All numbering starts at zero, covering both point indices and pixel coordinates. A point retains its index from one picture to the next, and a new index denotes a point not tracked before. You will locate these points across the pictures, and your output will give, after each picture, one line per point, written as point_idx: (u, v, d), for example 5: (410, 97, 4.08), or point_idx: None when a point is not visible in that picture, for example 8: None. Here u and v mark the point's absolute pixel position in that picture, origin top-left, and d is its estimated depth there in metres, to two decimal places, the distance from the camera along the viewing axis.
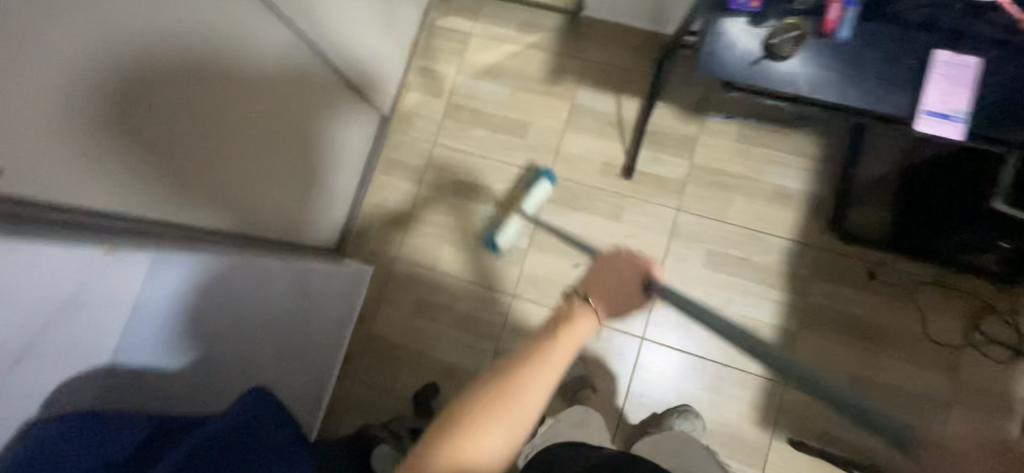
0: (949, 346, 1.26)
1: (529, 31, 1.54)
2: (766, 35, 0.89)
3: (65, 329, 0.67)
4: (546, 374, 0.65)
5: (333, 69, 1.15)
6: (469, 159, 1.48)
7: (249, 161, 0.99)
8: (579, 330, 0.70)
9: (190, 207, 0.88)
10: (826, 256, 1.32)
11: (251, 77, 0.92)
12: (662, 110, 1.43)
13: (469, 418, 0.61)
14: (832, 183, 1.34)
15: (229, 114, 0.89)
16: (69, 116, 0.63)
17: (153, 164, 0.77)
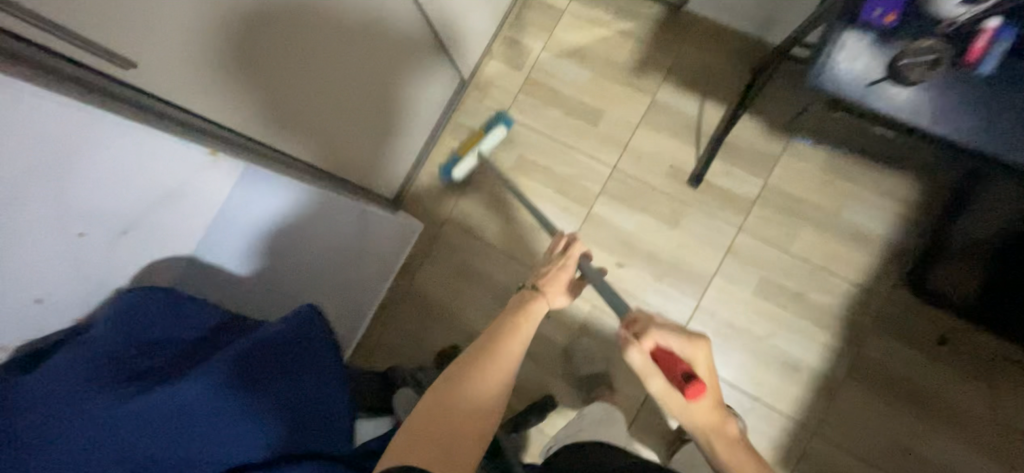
0: (1007, 435, 1.16)
1: (624, 17, 1.49)
2: (891, 55, 0.77)
3: (166, 213, 0.80)
4: (509, 347, 0.75)
5: (430, 28, 1.18)
6: (537, 137, 1.49)
7: (347, 106, 1.04)
8: (534, 313, 0.83)
9: (290, 139, 0.95)
10: (894, 311, 1.22)
11: (362, 25, 0.96)
12: (748, 122, 1.35)
13: (460, 376, 0.71)
14: (921, 236, 1.22)
15: (338, 59, 0.94)
16: (206, 35, 0.70)
17: (265, 92, 0.83)
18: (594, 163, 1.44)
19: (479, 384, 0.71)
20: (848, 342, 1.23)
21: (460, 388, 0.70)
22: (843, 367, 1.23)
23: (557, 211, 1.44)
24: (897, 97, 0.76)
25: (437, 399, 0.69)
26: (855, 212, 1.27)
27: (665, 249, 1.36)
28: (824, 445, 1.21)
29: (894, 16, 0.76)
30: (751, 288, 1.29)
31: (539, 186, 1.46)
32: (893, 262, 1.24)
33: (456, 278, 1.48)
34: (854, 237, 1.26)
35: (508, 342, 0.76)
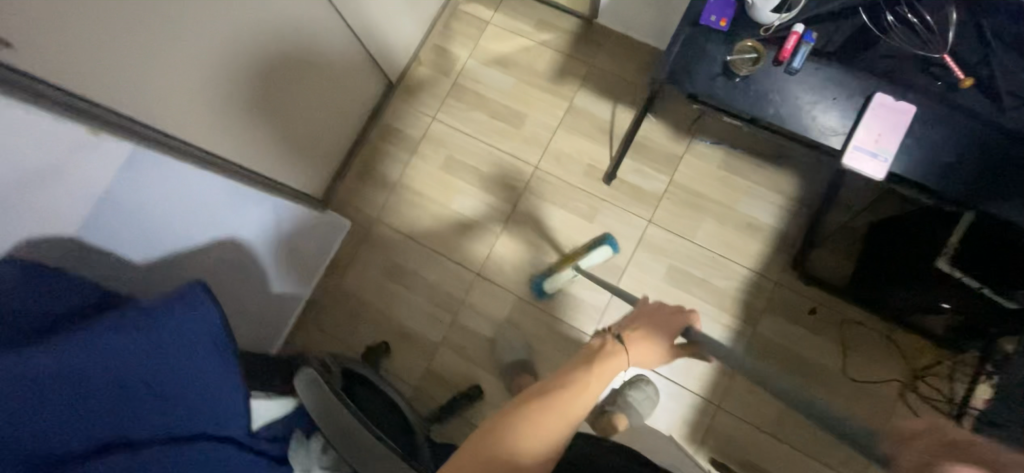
0: (881, 396, 1.27)
1: (544, 29, 1.60)
2: (724, 52, 0.93)
3: (41, 195, 0.74)
4: (593, 386, 0.72)
5: (365, 56, 1.39)
6: (464, 139, 1.56)
7: (306, 129, 1.27)
8: (608, 367, 0.74)
9: (271, 161, 1.18)
10: (783, 292, 1.35)
11: (316, 63, 1.21)
12: (654, 125, 1.48)
13: (526, 417, 0.65)
14: (802, 224, 1.37)
15: (296, 89, 1.18)
16: (203, 78, 0.94)
17: (247, 120, 1.07)
18: (517, 163, 1.52)
19: (564, 425, 0.66)
20: (745, 322, 1.35)
21: (545, 421, 0.65)
22: (742, 345, 1.34)
23: (483, 209, 1.50)
24: (731, 90, 0.92)
25: (527, 430, 0.63)
26: (748, 205, 1.41)
27: (583, 241, 1.44)
28: (729, 418, 1.30)
29: (726, 21, 0.93)
30: (661, 276, 1.39)
31: (466, 186, 1.53)
32: (780, 248, 1.38)
33: (384, 276, 1.49)
34: (748, 227, 1.40)
35: (586, 384, 0.71)
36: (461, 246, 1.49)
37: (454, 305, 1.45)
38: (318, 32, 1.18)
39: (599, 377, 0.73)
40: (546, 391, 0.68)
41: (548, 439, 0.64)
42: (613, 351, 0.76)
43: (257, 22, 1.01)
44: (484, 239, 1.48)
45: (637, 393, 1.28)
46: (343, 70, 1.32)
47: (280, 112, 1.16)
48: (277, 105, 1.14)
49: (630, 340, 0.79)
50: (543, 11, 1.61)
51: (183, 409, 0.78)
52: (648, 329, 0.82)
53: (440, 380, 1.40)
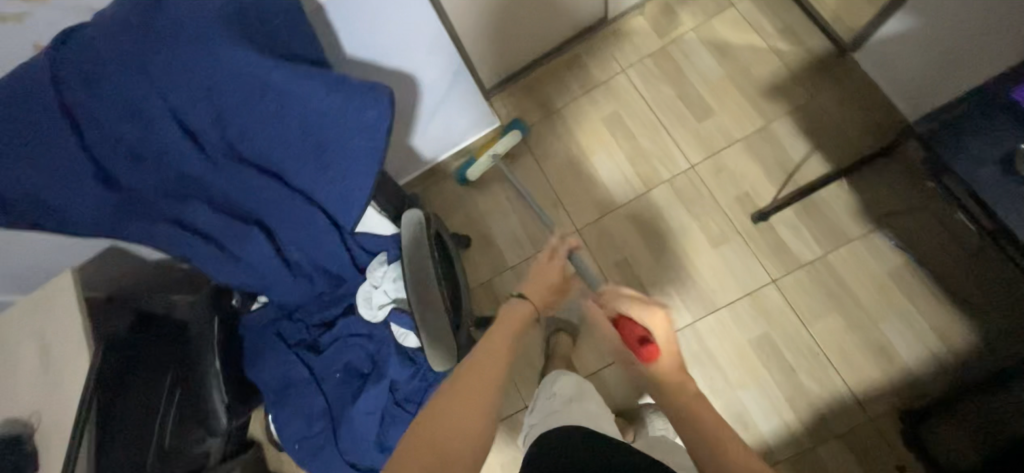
0: None
1: (787, 38, 1.43)
2: (1017, 139, 0.77)
3: None
4: (501, 334, 0.73)
5: None
6: (639, 103, 1.50)
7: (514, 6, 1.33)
8: (511, 315, 0.79)
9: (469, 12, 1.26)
10: (872, 433, 1.17)
11: None
12: (842, 192, 1.30)
13: (445, 409, 0.61)
14: (943, 382, 1.15)
15: None
16: None
17: None
18: (675, 152, 1.44)
19: (495, 376, 0.66)
20: (809, 432, 1.19)
21: (475, 377, 0.64)
22: (790, 450, 1.19)
23: (617, 177, 1.47)
24: (995, 183, 0.76)
25: (460, 387, 0.63)
26: (893, 328, 1.20)
27: (693, 259, 1.35)
28: None
29: None
30: (748, 336, 1.27)
31: (615, 147, 1.49)
32: (898, 391, 1.18)
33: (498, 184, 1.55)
34: (877, 348, 1.20)
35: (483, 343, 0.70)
36: (577, 197, 1.48)
37: (541, 243, 1.47)
38: None
39: (506, 327, 0.75)
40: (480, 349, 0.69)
41: (484, 393, 0.63)
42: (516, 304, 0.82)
43: None
44: (602, 202, 1.46)
45: (657, 421, 1.24)
46: None
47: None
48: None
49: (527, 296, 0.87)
50: (797, 19, 1.44)
51: (337, 180, 0.88)
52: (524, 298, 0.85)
53: (493, 296, 1.47)
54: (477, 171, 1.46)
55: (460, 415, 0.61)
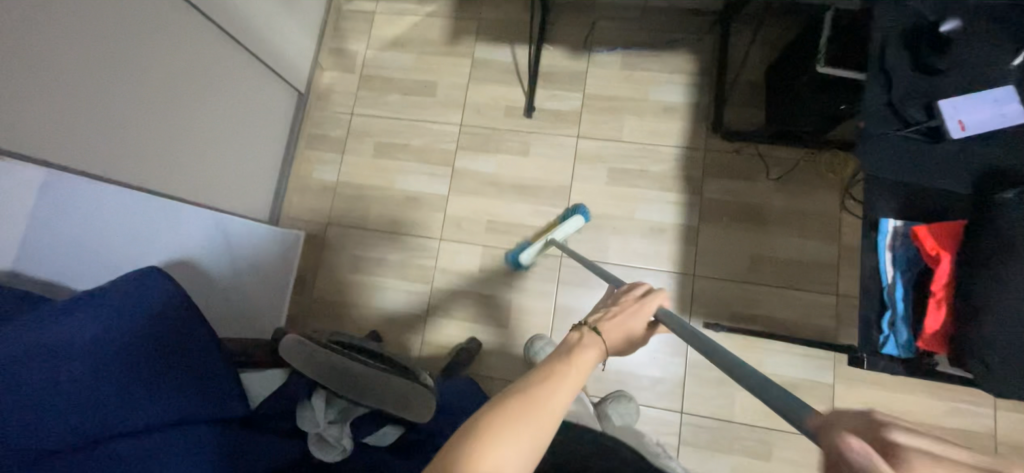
0: (829, 213, 1.38)
1: (428, 2, 1.68)
2: None
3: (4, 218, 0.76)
4: (579, 377, 0.60)
5: (269, 68, 1.45)
6: (386, 124, 1.62)
7: (217, 142, 1.27)
8: (583, 360, 0.63)
9: (181, 182, 1.16)
10: (713, 155, 1.45)
11: (213, 71, 1.21)
12: (552, 53, 1.57)
13: (472, 455, 0.49)
14: (709, 91, 1.48)
15: (192, 98, 1.16)
16: (96, 101, 0.91)
17: (148, 142, 1.04)
18: (442, 128, 1.59)
19: (557, 406, 0.56)
20: (689, 192, 1.44)
21: (545, 406, 0.55)
22: (694, 213, 1.43)
23: (426, 181, 1.57)
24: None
25: (502, 431, 0.51)
26: (658, 91, 1.51)
27: (526, 176, 1.53)
28: (706, 281, 1.39)
29: None
30: (602, 180, 1.48)
31: (404, 164, 1.59)
32: (699, 120, 1.48)
33: (354, 273, 1.54)
34: (664, 111, 1.49)
35: (551, 377, 0.59)
36: (416, 220, 1.55)
37: (429, 273, 1.51)
38: (209, 43, 1.19)
39: (580, 366, 0.62)
40: (548, 375, 0.59)
41: (540, 425, 0.53)
42: (588, 343, 0.66)
43: (145, 38, 1.00)
44: (435, 205, 1.55)
45: (623, 406, 1.29)
46: (241, 74, 1.32)
47: (211, 135, 1.25)
48: (208, 128, 1.23)
49: (604, 328, 0.69)
50: None
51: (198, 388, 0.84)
52: (619, 316, 0.72)
53: (439, 345, 1.46)
54: (529, 253, 1.42)
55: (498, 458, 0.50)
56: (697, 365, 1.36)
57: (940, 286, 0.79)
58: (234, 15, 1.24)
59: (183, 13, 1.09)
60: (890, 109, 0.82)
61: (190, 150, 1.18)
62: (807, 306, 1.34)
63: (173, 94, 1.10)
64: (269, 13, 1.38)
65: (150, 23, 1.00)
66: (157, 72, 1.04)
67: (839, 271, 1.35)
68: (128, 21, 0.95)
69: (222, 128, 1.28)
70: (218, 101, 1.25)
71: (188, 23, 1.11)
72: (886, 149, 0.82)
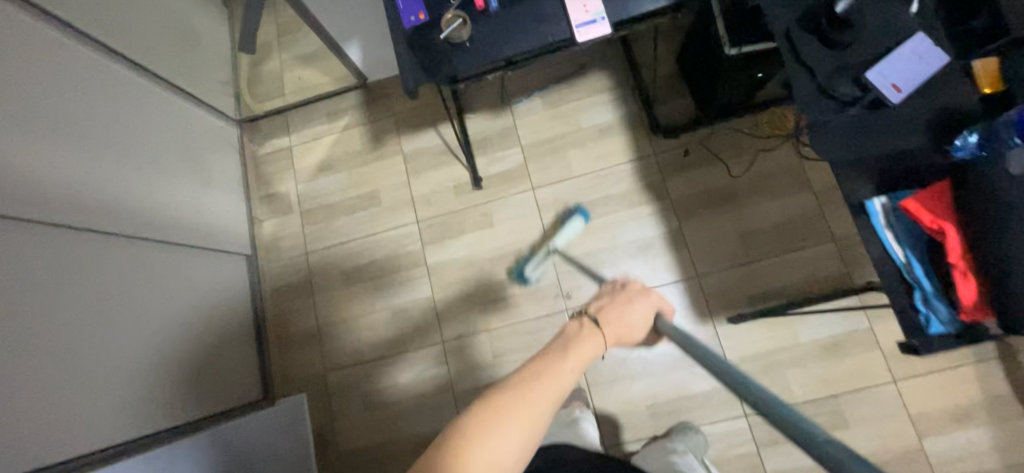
0: (792, 168, 1.39)
1: (338, 117, 1.65)
2: None
3: None
4: (577, 363, 0.64)
5: (208, 249, 1.38)
6: (344, 249, 1.56)
7: (183, 353, 1.19)
8: (585, 347, 0.67)
9: (155, 418, 1.07)
10: (664, 156, 1.45)
11: (152, 287, 1.14)
12: (476, 120, 1.56)
13: (484, 422, 0.56)
14: (635, 99, 1.49)
15: (139, 327, 1.08)
16: (43, 388, 0.83)
17: (108, 398, 0.96)
18: (401, 231, 1.55)
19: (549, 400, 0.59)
20: (659, 199, 1.43)
21: (533, 406, 0.58)
22: (671, 217, 1.41)
23: (405, 289, 1.51)
24: (464, 59, 0.86)
25: (514, 401, 0.57)
26: (589, 117, 1.51)
27: (499, 245, 1.49)
28: (711, 277, 1.37)
29: (423, 12, 0.87)
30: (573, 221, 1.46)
31: (377, 281, 1.53)
32: (637, 129, 1.48)
33: (371, 411, 1.45)
34: (602, 132, 1.49)
35: (559, 356, 0.64)
36: (412, 331, 1.48)
37: (445, 381, 1.43)
38: (136, 262, 1.12)
39: (580, 352, 0.66)
40: (549, 353, 0.64)
41: (539, 407, 0.58)
42: (587, 336, 0.68)
43: (68, 296, 0.93)
44: (425, 310, 1.49)
45: (687, 438, 1.24)
46: (184, 274, 1.26)
47: (170, 344, 1.16)
48: (164, 340, 1.14)
49: (603, 318, 0.71)
50: (325, 106, 1.66)
51: None
52: (621, 307, 0.74)
53: None
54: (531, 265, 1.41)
55: (506, 427, 0.56)
56: (739, 362, 1.32)
57: (958, 256, 0.74)
58: (147, 218, 1.17)
59: (95, 243, 1.02)
60: (821, 94, 0.79)
61: (152, 373, 1.09)
62: (813, 262, 1.33)
63: (115, 328, 1.01)
64: (185, 195, 1.31)
65: (68, 279, 0.94)
66: (87, 315, 0.96)
67: (826, 217, 1.35)
68: (47, 289, 0.89)
69: (178, 332, 1.19)
70: (163, 307, 1.16)
71: (104, 249, 1.04)
72: (837, 135, 0.78)
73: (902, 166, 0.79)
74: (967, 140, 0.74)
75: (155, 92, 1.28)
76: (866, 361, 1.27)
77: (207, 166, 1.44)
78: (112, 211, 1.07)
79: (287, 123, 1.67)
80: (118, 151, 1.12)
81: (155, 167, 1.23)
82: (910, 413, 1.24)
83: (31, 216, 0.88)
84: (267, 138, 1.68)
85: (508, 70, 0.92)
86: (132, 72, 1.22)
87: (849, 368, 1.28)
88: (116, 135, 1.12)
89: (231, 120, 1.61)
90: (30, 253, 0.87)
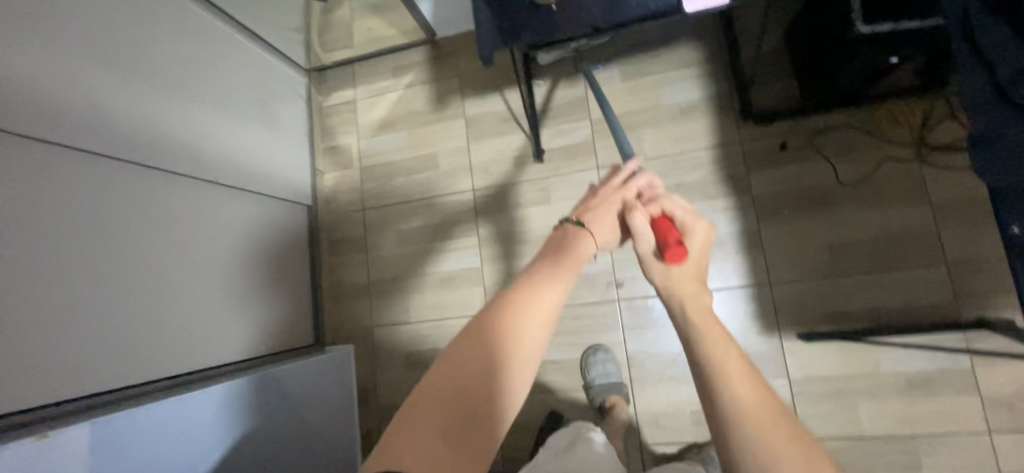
0: (909, 174, 1.19)
1: (404, 72, 1.60)
2: None
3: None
4: (576, 267, 0.65)
5: (272, 196, 1.43)
6: (398, 209, 1.57)
7: (243, 295, 1.26)
8: (580, 249, 0.68)
9: (215, 351, 1.16)
10: (752, 145, 1.29)
11: (217, 229, 1.20)
12: (545, 86, 1.46)
13: (495, 324, 0.56)
14: (728, 76, 1.32)
15: (204, 266, 1.14)
16: (107, 322, 0.92)
17: (172, 332, 1.05)
18: (456, 198, 1.52)
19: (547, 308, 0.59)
20: (738, 193, 1.28)
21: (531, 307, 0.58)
22: (750, 215, 1.27)
23: (455, 256, 1.50)
24: (546, 25, 0.77)
25: (518, 299, 0.59)
26: (671, 93, 1.36)
27: (555, 223, 1.42)
28: (787, 286, 1.23)
29: None
30: None
31: (428, 245, 1.53)
32: (725, 111, 1.32)
33: (412, 370, 1.49)
34: (684, 112, 1.34)
35: (555, 264, 0.64)
36: (458, 300, 1.48)
37: None
38: (204, 205, 1.17)
39: (576, 253, 0.67)
40: (546, 262, 0.65)
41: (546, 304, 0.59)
42: (576, 236, 0.69)
43: (137, 235, 0.99)
44: (472, 280, 1.48)
45: None
46: (248, 220, 1.31)
47: (232, 284, 1.22)
48: (226, 280, 1.21)
49: (589, 218, 0.72)
50: (392, 60, 1.62)
51: None
52: (602, 205, 0.75)
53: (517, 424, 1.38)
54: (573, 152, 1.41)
55: (517, 325, 0.56)
56: (805, 383, 1.20)
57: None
58: (218, 162, 1.21)
59: (163, 183, 1.07)
60: (1002, 99, 0.63)
61: (214, 308, 1.16)
62: (914, 286, 1.16)
63: (179, 266, 1.08)
64: (254, 141, 1.35)
65: (139, 219, 1.00)
66: (151, 251, 1.02)
67: (941, 236, 1.16)
68: (116, 228, 0.95)
69: (239, 273, 1.25)
70: (226, 249, 1.22)
71: (172, 189, 1.09)
72: (1013, 152, 0.63)
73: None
74: None
75: (231, 36, 1.29)
76: (960, 404, 1.12)
77: (275, 114, 1.46)
78: (183, 153, 1.11)
79: (354, 75, 1.65)
80: (193, 95, 1.15)
81: (228, 113, 1.26)
82: (1004, 469, 1.09)
83: (102, 152, 0.94)
84: (333, 90, 1.67)
85: (592, 39, 0.80)
86: (211, 14, 1.23)
87: (936, 409, 1.13)
88: (190, 78, 1.14)
89: (300, 69, 1.62)
90: (91, 191, 0.92)
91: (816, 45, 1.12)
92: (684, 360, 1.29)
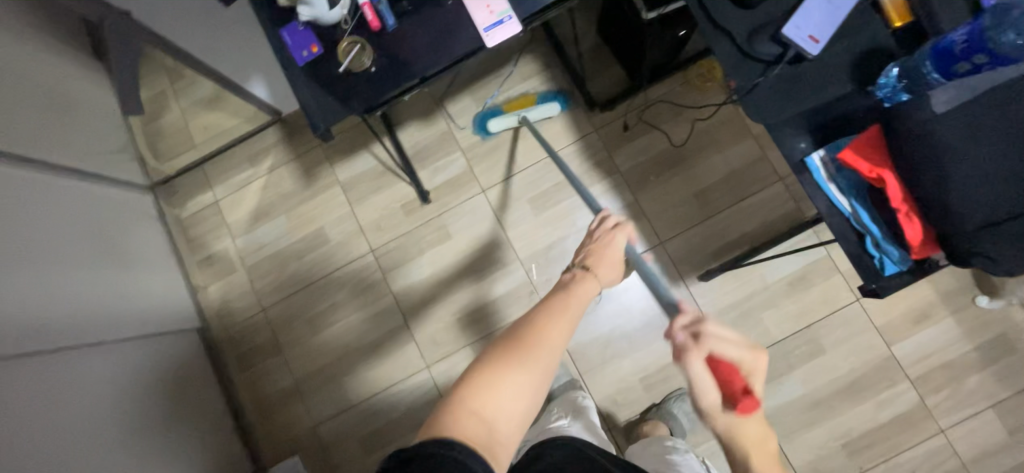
0: (730, 117, 1.40)
1: (261, 158, 1.52)
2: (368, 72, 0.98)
3: None
4: (575, 308, 0.70)
5: (148, 338, 1.26)
6: (301, 295, 1.47)
7: (150, 455, 1.10)
8: (579, 292, 0.74)
9: None
10: (605, 131, 1.43)
11: (95, 398, 1.03)
12: (408, 132, 1.48)
13: (500, 352, 0.59)
14: (566, 78, 1.45)
15: (96, 442, 0.98)
16: None
17: None
18: (357, 264, 1.47)
19: (565, 322, 0.66)
20: (610, 176, 1.41)
21: (549, 328, 0.63)
22: (625, 190, 1.41)
23: (377, 323, 1.45)
24: (371, 93, 0.77)
25: (528, 333, 0.62)
26: (524, 105, 1.46)
27: (462, 257, 1.44)
28: (676, 240, 1.38)
29: (316, 45, 0.77)
30: (530, 214, 1.43)
31: (347, 319, 1.46)
32: (575, 109, 1.45)
33: (372, 453, 1.40)
34: (540, 119, 1.45)
35: (562, 306, 0.69)
36: (393, 363, 1.43)
37: (438, 405, 1.40)
38: (70, 376, 1.00)
39: (576, 299, 0.72)
40: (551, 305, 0.68)
41: (553, 339, 0.63)
42: (581, 278, 0.79)
43: (18, 437, 0.83)
44: (401, 338, 1.44)
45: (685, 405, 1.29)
46: (125, 373, 1.14)
47: (130, 451, 1.05)
48: (121, 449, 1.03)
49: (591, 263, 0.84)
50: (242, 150, 1.53)
51: None
52: (597, 254, 0.85)
53: None
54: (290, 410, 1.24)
55: (521, 357, 0.59)
56: (718, 316, 1.35)
57: (899, 200, 0.72)
58: (59, 325, 1.03)
59: (11, 368, 0.89)
60: (744, 57, 0.77)
61: None
62: (767, 206, 1.37)
63: (65, 456, 0.91)
64: (105, 287, 1.18)
65: (13, 417, 0.84)
66: (35, 453, 0.85)
67: (770, 160, 1.38)
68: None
69: (136, 435, 1.08)
70: (107, 414, 1.04)
71: (20, 371, 0.90)
72: (764, 97, 0.77)
73: (838, 111, 0.77)
74: (890, 76, 0.73)
75: (53, 180, 1.14)
76: (831, 287, 1.33)
77: (127, 246, 1.30)
78: (18, 330, 0.93)
79: (205, 178, 1.54)
80: (20, 260, 0.98)
81: (67, 265, 1.09)
82: (877, 325, 1.31)
83: None
84: (187, 198, 1.53)
85: (423, 89, 0.81)
86: (27, 168, 1.08)
87: (817, 298, 1.33)
88: (16, 243, 0.98)
89: (140, 188, 1.46)
90: None
91: (625, 32, 1.28)
92: (617, 335, 1.38)
